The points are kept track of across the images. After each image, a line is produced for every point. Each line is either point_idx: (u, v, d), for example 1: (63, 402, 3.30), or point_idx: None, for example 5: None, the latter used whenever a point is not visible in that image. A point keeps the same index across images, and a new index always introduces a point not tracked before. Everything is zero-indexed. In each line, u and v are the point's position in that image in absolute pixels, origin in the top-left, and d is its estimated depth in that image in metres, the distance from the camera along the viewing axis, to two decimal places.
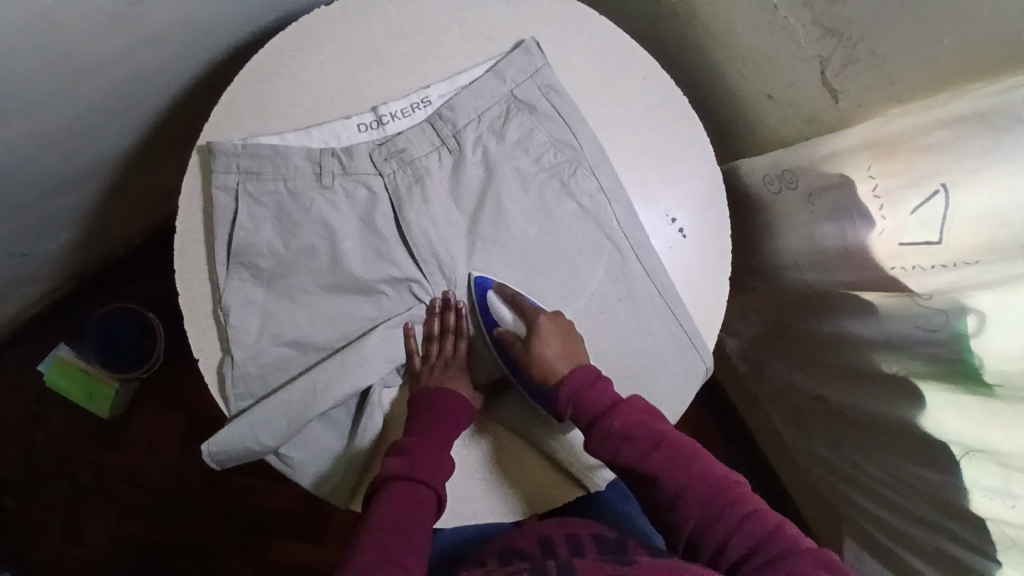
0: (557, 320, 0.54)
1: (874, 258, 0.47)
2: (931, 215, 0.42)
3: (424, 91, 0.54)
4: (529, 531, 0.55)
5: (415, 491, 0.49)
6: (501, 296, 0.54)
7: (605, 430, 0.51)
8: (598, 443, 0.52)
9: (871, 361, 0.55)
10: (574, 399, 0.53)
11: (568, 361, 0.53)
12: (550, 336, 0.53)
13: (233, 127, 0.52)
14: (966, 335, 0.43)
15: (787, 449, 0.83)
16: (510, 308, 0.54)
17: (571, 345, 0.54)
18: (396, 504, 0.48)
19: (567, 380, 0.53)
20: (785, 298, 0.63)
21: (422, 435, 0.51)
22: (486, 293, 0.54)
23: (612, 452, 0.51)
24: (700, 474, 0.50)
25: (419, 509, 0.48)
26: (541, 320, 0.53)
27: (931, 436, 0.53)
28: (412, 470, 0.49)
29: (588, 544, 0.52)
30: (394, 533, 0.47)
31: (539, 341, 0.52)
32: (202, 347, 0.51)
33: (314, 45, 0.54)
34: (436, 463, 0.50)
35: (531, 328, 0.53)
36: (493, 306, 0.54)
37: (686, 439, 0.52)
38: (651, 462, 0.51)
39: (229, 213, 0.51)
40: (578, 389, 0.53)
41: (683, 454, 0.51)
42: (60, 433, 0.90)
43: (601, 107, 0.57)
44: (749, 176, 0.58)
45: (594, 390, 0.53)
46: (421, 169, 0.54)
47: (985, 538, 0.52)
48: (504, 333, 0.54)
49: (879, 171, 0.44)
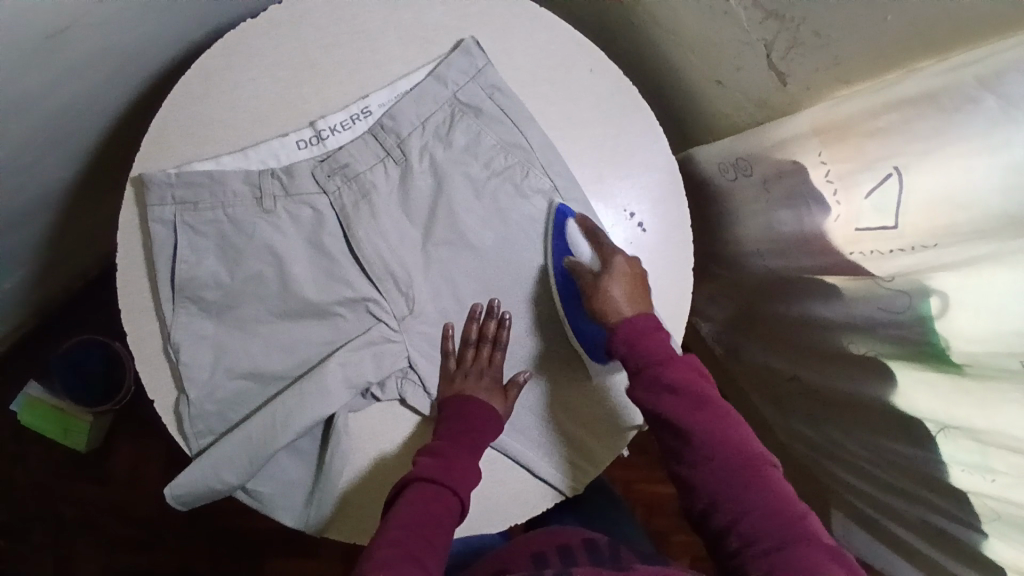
0: (631, 264, 0.52)
1: (832, 243, 0.46)
2: (886, 199, 0.40)
3: (363, 101, 0.52)
4: (524, 547, 0.57)
5: (438, 495, 0.47)
6: (581, 229, 0.52)
7: (655, 374, 0.49)
8: (641, 388, 0.50)
9: (840, 343, 0.54)
10: (628, 340, 0.51)
11: (632, 304, 0.52)
12: (622, 277, 0.52)
13: (165, 157, 0.50)
14: (928, 317, 0.42)
15: (768, 427, 0.83)
16: (590, 244, 0.52)
17: (640, 290, 0.52)
18: (422, 504, 0.46)
19: (629, 322, 0.51)
20: (750, 283, 0.62)
21: (454, 439, 0.50)
22: (565, 223, 0.52)
23: (653, 401, 0.49)
24: (732, 448, 0.47)
25: (443, 513, 0.47)
26: (616, 259, 0.52)
27: (904, 413, 0.53)
28: (442, 474, 0.47)
29: (581, 555, 0.54)
30: (417, 534, 0.45)
31: (609, 278, 0.51)
32: (155, 388, 0.50)
33: (242, 62, 0.51)
34: (463, 470, 0.48)
35: (605, 265, 0.52)
36: (572, 237, 0.52)
37: (729, 407, 0.49)
38: (680, 409, 0.48)
39: (169, 247, 0.49)
40: (634, 335, 0.51)
41: (710, 401, 0.49)
42: (37, 471, 0.88)
43: (549, 104, 0.55)
44: (704, 165, 0.57)
45: (652, 338, 0.51)
46: (367, 183, 0.52)
47: (968, 512, 0.53)
48: (577, 266, 0.52)
49: (831, 156, 0.43)
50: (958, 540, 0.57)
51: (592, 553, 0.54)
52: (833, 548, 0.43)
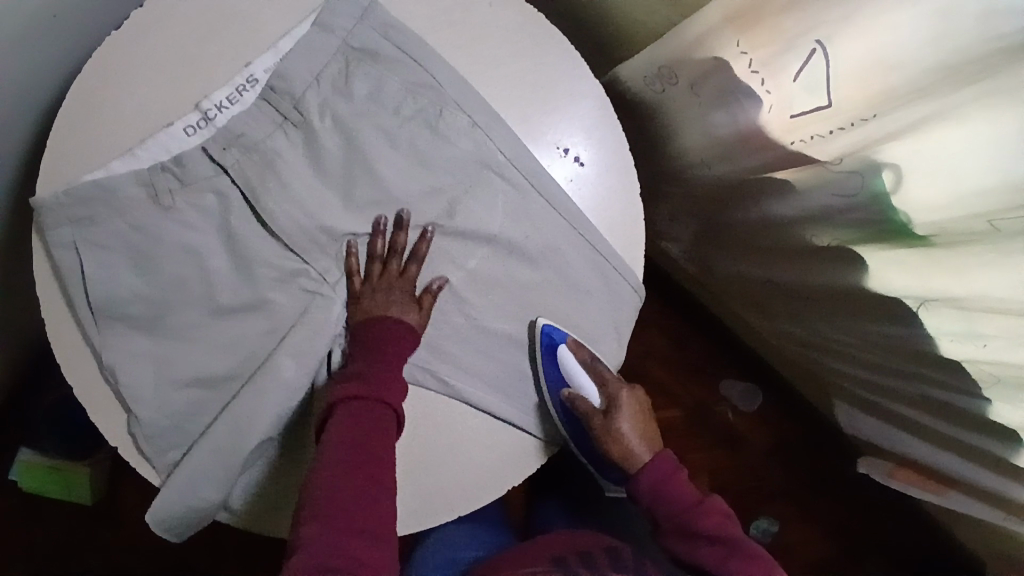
0: (635, 398, 0.58)
1: (771, 137, 0.43)
2: (815, 76, 0.37)
3: (247, 69, 0.49)
4: (537, 551, 0.55)
5: (372, 409, 0.46)
6: (580, 361, 0.53)
7: (685, 522, 0.53)
8: (670, 534, 0.54)
9: (803, 237, 0.53)
10: (653, 484, 0.55)
11: (644, 442, 0.57)
12: (628, 409, 0.57)
13: (54, 178, 0.47)
14: (884, 194, 0.40)
15: (757, 333, 0.82)
16: (587, 375, 0.54)
17: (645, 420, 0.58)
18: (357, 420, 0.45)
19: (649, 466, 0.55)
20: (703, 195, 0.59)
21: (372, 359, 0.48)
22: (558, 346, 0.52)
23: (685, 548, 0.53)
24: (741, 552, 0.51)
25: (377, 424, 0.46)
26: (623, 395, 0.56)
27: (881, 296, 0.51)
28: (371, 387, 0.46)
29: (602, 558, 0.51)
30: (359, 457, 0.44)
31: (619, 413, 0.56)
32: (107, 419, 0.48)
33: (117, 69, 0.48)
34: (393, 381, 0.47)
35: (612, 404, 0.56)
36: (567, 366, 0.52)
37: (759, 549, 0.52)
38: (719, 559, 0.51)
39: (77, 271, 0.46)
40: (657, 477, 0.55)
41: (741, 544, 0.52)
42: (55, 529, 0.88)
43: (453, 43, 0.51)
44: (631, 82, 0.53)
45: (678, 483, 0.55)
46: (268, 152, 0.48)
47: (965, 380, 0.53)
48: (574, 396, 0.54)
49: (751, 44, 0.39)
50: (965, 410, 0.57)
51: (613, 556, 0.52)
52: None
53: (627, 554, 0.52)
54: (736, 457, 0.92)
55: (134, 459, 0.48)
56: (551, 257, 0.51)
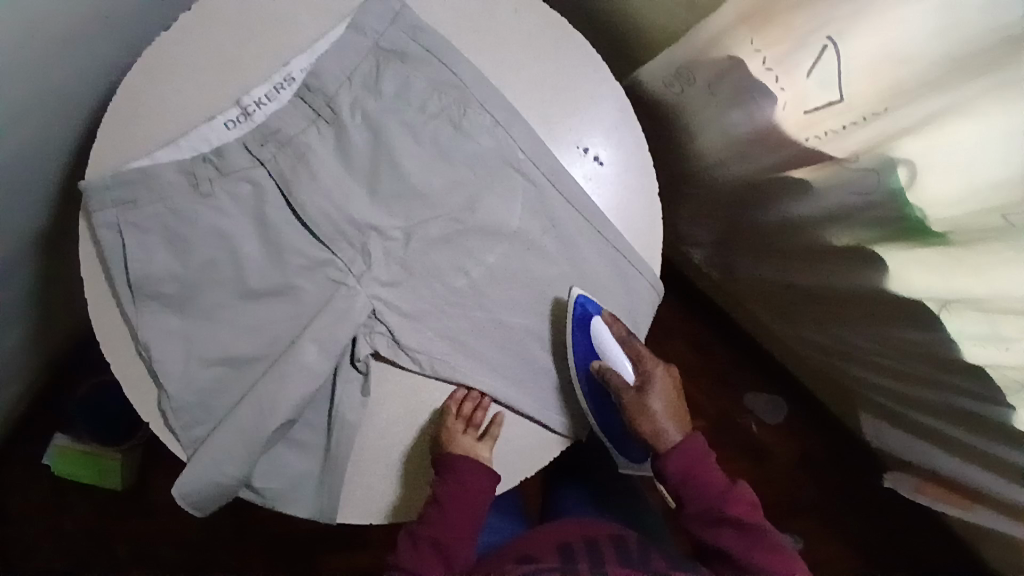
0: (666, 376, 0.57)
1: (786, 134, 0.44)
2: (828, 72, 0.38)
3: (285, 69, 0.51)
4: (549, 536, 0.57)
5: (462, 497, 0.52)
6: (614, 334, 0.53)
7: (713, 508, 0.55)
8: (693, 512, 0.55)
9: (822, 238, 0.53)
10: (679, 462, 0.55)
11: (674, 421, 0.56)
12: (660, 387, 0.56)
13: (100, 164, 0.50)
14: (899, 189, 0.40)
15: (779, 341, 0.81)
16: (619, 348, 0.53)
17: (674, 400, 0.57)
18: (453, 517, 0.52)
19: (679, 446, 0.55)
20: (723, 197, 0.60)
21: (458, 491, 0.51)
22: (591, 319, 0.52)
23: (706, 528, 0.55)
24: (761, 538, 0.54)
25: (472, 503, 0.53)
26: (655, 372, 0.55)
27: (903, 298, 0.50)
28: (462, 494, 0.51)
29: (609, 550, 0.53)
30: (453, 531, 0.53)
31: (651, 392, 0.55)
32: (141, 394, 0.50)
33: (161, 68, 0.51)
34: (479, 484, 0.52)
35: (644, 381, 0.55)
36: (600, 338, 0.52)
37: (781, 538, 0.55)
38: (743, 547, 0.54)
39: (118, 249, 0.49)
40: (687, 459, 0.55)
41: (764, 533, 0.54)
42: (85, 513, 0.91)
43: (478, 45, 0.53)
44: (651, 85, 0.54)
45: (706, 466, 0.56)
46: (302, 146, 0.51)
47: (990, 386, 0.51)
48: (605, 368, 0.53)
49: (765, 42, 0.40)
50: (991, 420, 0.55)
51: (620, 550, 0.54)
52: None
53: (632, 546, 0.55)
54: (757, 471, 0.90)
55: (164, 435, 0.51)
56: (570, 255, 0.53)
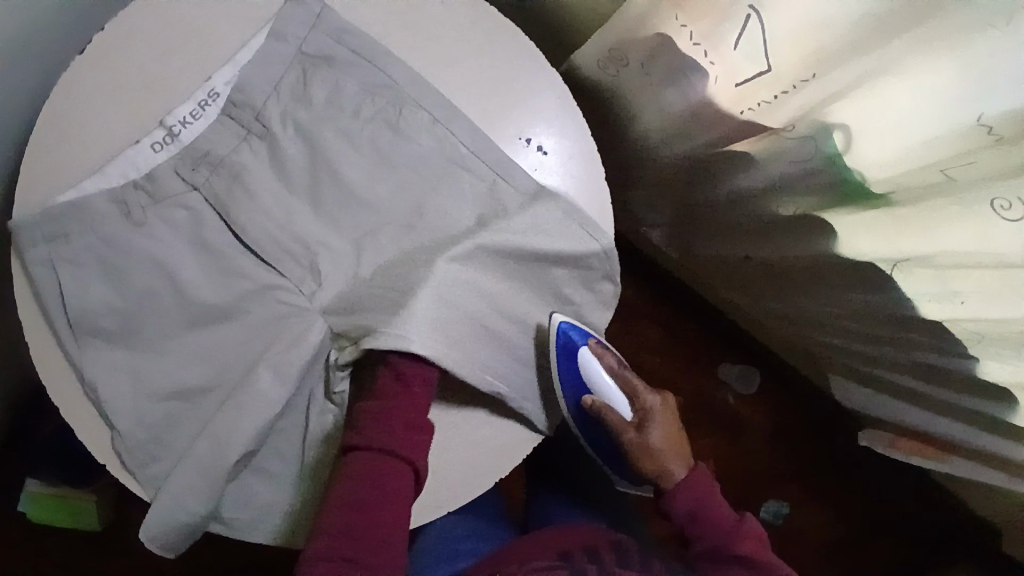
0: (667, 410, 0.57)
1: (721, 108, 0.44)
2: (753, 42, 0.38)
3: (208, 83, 0.49)
4: (543, 544, 0.55)
5: (389, 465, 0.46)
6: (604, 369, 0.54)
7: (721, 545, 0.53)
8: (698, 543, 0.54)
9: (770, 208, 0.52)
10: (682, 497, 0.55)
11: (677, 456, 0.56)
12: (661, 422, 0.56)
13: (27, 202, 0.48)
14: (836, 155, 0.40)
15: (745, 312, 0.82)
16: (608, 382, 0.54)
17: (676, 434, 0.57)
18: (371, 487, 0.45)
19: (682, 481, 0.55)
20: (671, 176, 0.60)
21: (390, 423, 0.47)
22: (577, 351, 0.52)
23: (710, 554, 0.53)
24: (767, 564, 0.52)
25: (391, 482, 0.46)
26: (654, 408, 0.56)
27: (854, 261, 0.50)
28: (384, 444, 0.46)
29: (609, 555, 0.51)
30: (368, 519, 0.45)
31: (650, 427, 0.55)
32: (93, 436, 0.49)
33: (79, 97, 0.49)
34: (412, 439, 0.47)
35: (643, 417, 0.56)
36: (588, 373, 0.53)
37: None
38: None
39: (54, 286, 0.47)
40: (691, 494, 0.55)
41: (775, 570, 0.52)
42: (63, 556, 0.88)
43: (406, 44, 0.52)
44: (586, 68, 0.53)
45: (712, 499, 0.55)
46: (235, 165, 0.49)
47: (949, 339, 0.52)
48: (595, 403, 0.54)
49: (689, 17, 0.39)
50: (948, 370, 0.57)
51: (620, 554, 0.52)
52: None
53: (633, 553, 0.53)
54: (738, 444, 0.91)
55: (120, 474, 0.49)
56: (521, 248, 0.51)
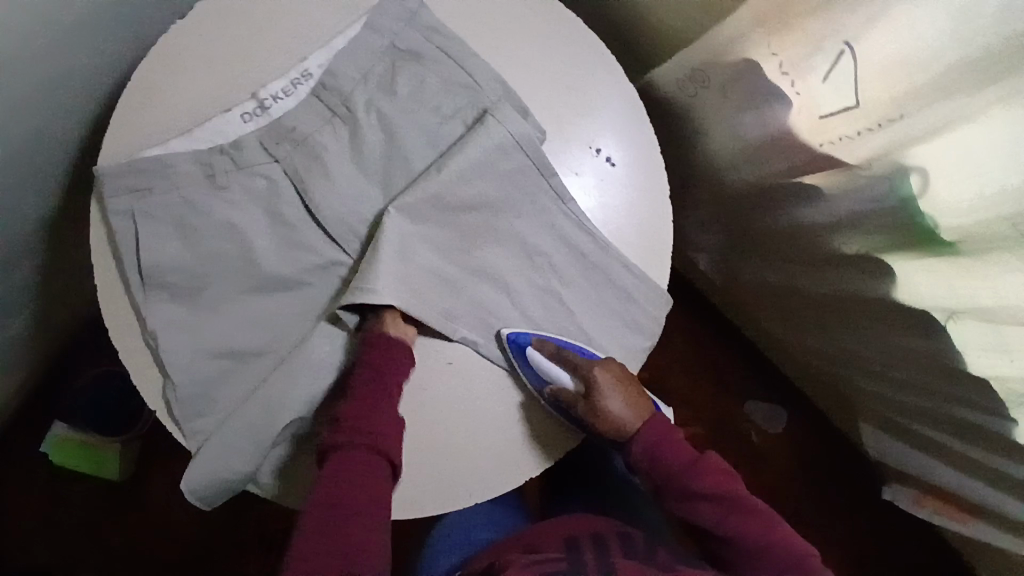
0: (610, 368, 0.53)
1: (801, 138, 0.44)
2: (844, 77, 0.39)
3: (303, 64, 0.51)
4: (552, 532, 0.54)
5: (360, 450, 0.46)
6: (546, 354, 0.51)
7: (682, 480, 0.53)
8: (675, 501, 0.54)
9: (832, 245, 0.53)
10: (650, 448, 0.54)
11: (633, 411, 0.54)
12: (610, 387, 0.52)
13: (110, 154, 0.50)
14: (911, 199, 0.40)
15: (784, 349, 0.81)
16: (558, 365, 0.51)
17: (631, 390, 0.54)
18: (348, 478, 0.46)
19: (642, 432, 0.55)
20: (734, 201, 0.60)
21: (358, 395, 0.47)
22: (525, 350, 0.51)
23: (688, 508, 0.54)
24: (745, 509, 0.53)
25: (371, 482, 0.46)
26: (597, 374, 0.52)
27: (909, 308, 0.50)
28: (359, 448, 0.46)
29: (616, 546, 0.51)
30: (348, 490, 0.45)
31: (602, 396, 0.52)
32: (149, 386, 0.50)
33: (175, 63, 0.51)
34: (381, 419, 0.47)
35: (590, 386, 0.52)
36: (538, 364, 0.50)
37: (755, 499, 0.54)
38: (720, 516, 0.53)
39: (130, 237, 0.49)
40: (652, 443, 0.54)
41: (739, 498, 0.53)
42: (78, 508, 0.89)
43: (493, 48, 0.53)
44: (664, 85, 0.54)
45: (671, 445, 0.54)
46: (317, 144, 0.51)
47: (993, 398, 0.51)
48: (557, 391, 0.51)
49: (780, 46, 0.40)
50: (984, 428, 0.56)
51: (627, 546, 0.51)
52: None
53: (640, 542, 0.52)
54: (759, 480, 0.90)
55: (168, 423, 0.51)
56: (579, 252, 0.52)
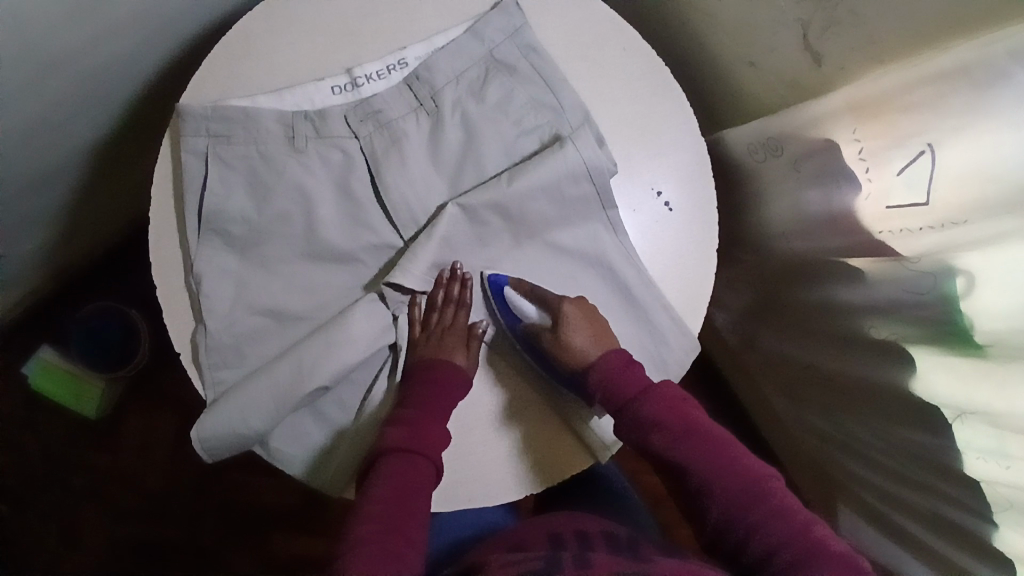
0: (581, 305, 0.52)
1: (862, 222, 0.49)
2: (918, 175, 0.43)
3: (401, 52, 0.54)
4: (539, 529, 0.54)
5: (410, 462, 0.47)
6: (520, 292, 0.52)
7: (627, 407, 0.50)
8: (645, 431, 0.50)
9: (862, 328, 0.55)
10: (602, 379, 0.51)
11: (597, 344, 0.52)
12: (577, 321, 0.51)
13: (200, 97, 0.52)
14: (954, 296, 0.43)
15: (780, 420, 0.83)
16: (532, 302, 0.52)
17: (598, 327, 0.52)
18: (399, 479, 0.46)
19: (598, 364, 0.51)
20: (775, 268, 0.64)
21: (421, 403, 0.49)
22: (502, 290, 0.52)
23: (641, 436, 0.50)
24: (725, 457, 0.48)
25: (419, 480, 0.47)
26: (565, 306, 0.52)
27: (922, 401, 0.53)
28: (413, 442, 0.47)
29: (600, 541, 0.50)
30: (400, 512, 0.46)
31: (568, 327, 0.51)
32: (180, 326, 0.51)
33: (279, 26, 0.53)
34: (431, 434, 0.48)
35: (556, 318, 0.51)
36: (514, 302, 0.52)
37: (717, 430, 0.50)
38: (668, 440, 0.49)
39: (199, 178, 0.50)
40: (608, 371, 0.51)
41: (694, 425, 0.50)
42: (48, 433, 0.88)
43: (583, 77, 0.56)
44: (734, 145, 0.61)
45: (626, 372, 0.51)
46: (398, 130, 0.52)
47: (981, 502, 0.51)
48: (531, 326, 0.52)
49: (864, 134, 0.46)
50: (969, 533, 0.55)
51: (610, 540, 0.50)
52: (847, 556, 0.42)
53: (624, 539, 0.51)
54: None
55: (190, 368, 0.51)
56: (625, 288, 0.54)
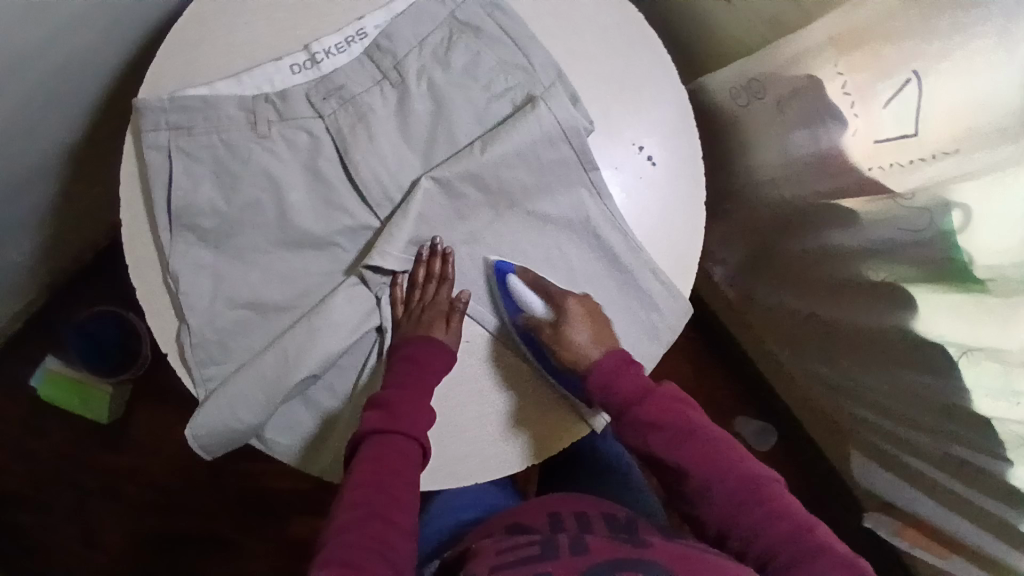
0: (583, 301, 0.52)
1: (851, 159, 0.47)
2: (906, 107, 0.40)
3: (359, 23, 0.52)
4: (538, 509, 0.53)
5: (397, 443, 0.46)
6: (525, 280, 0.51)
7: (631, 411, 0.51)
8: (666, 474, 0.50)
9: (860, 270, 0.53)
10: (603, 381, 0.51)
11: (599, 345, 0.52)
12: (580, 321, 0.51)
13: (157, 89, 0.50)
14: (951, 232, 0.41)
15: (786, 372, 0.82)
16: (535, 293, 0.51)
17: (602, 329, 0.52)
18: (381, 464, 0.46)
19: (600, 364, 0.51)
20: (768, 218, 0.62)
21: (402, 385, 0.48)
22: (506, 277, 0.51)
23: (641, 439, 0.51)
24: (724, 463, 0.49)
25: (403, 462, 0.46)
26: (569, 302, 0.51)
27: (923, 339, 0.51)
28: (394, 425, 0.46)
29: (597, 522, 0.49)
30: (383, 496, 0.46)
31: (570, 324, 0.51)
32: (162, 326, 0.50)
33: (232, 8, 0.51)
34: (413, 414, 0.47)
35: (559, 312, 0.51)
36: (515, 291, 0.51)
37: (718, 433, 0.51)
38: (664, 446, 0.50)
39: (164, 173, 0.49)
40: (610, 372, 0.51)
41: (694, 425, 0.50)
42: (60, 440, 0.89)
43: (553, 34, 0.53)
44: (717, 92, 0.58)
45: (626, 373, 0.51)
46: (363, 105, 0.51)
47: (992, 439, 0.50)
48: (531, 319, 0.51)
49: (847, 68, 0.43)
50: (982, 471, 0.54)
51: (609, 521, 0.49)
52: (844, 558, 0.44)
53: (623, 520, 0.50)
54: None
55: (176, 367, 0.50)
56: (611, 250, 0.52)
